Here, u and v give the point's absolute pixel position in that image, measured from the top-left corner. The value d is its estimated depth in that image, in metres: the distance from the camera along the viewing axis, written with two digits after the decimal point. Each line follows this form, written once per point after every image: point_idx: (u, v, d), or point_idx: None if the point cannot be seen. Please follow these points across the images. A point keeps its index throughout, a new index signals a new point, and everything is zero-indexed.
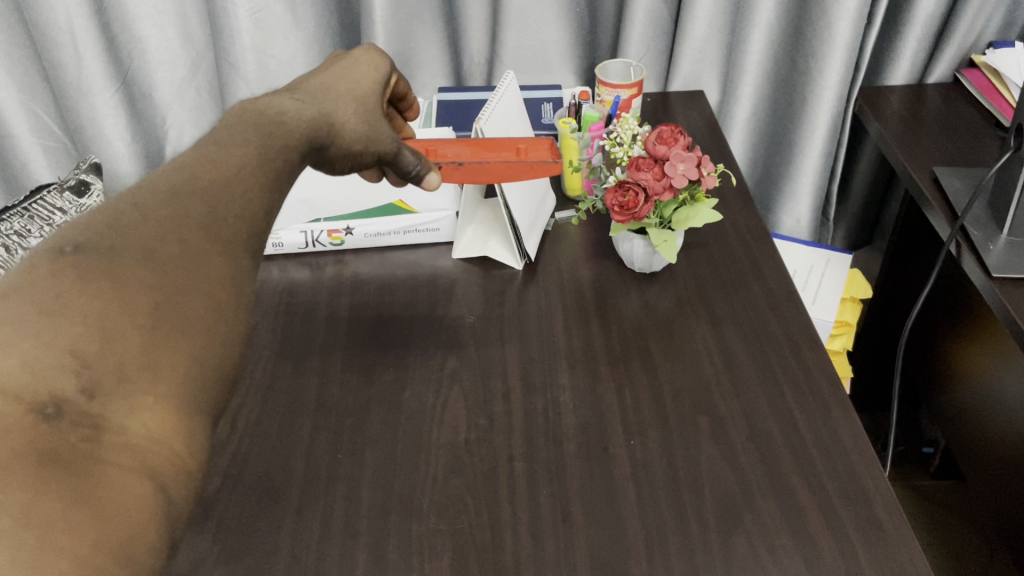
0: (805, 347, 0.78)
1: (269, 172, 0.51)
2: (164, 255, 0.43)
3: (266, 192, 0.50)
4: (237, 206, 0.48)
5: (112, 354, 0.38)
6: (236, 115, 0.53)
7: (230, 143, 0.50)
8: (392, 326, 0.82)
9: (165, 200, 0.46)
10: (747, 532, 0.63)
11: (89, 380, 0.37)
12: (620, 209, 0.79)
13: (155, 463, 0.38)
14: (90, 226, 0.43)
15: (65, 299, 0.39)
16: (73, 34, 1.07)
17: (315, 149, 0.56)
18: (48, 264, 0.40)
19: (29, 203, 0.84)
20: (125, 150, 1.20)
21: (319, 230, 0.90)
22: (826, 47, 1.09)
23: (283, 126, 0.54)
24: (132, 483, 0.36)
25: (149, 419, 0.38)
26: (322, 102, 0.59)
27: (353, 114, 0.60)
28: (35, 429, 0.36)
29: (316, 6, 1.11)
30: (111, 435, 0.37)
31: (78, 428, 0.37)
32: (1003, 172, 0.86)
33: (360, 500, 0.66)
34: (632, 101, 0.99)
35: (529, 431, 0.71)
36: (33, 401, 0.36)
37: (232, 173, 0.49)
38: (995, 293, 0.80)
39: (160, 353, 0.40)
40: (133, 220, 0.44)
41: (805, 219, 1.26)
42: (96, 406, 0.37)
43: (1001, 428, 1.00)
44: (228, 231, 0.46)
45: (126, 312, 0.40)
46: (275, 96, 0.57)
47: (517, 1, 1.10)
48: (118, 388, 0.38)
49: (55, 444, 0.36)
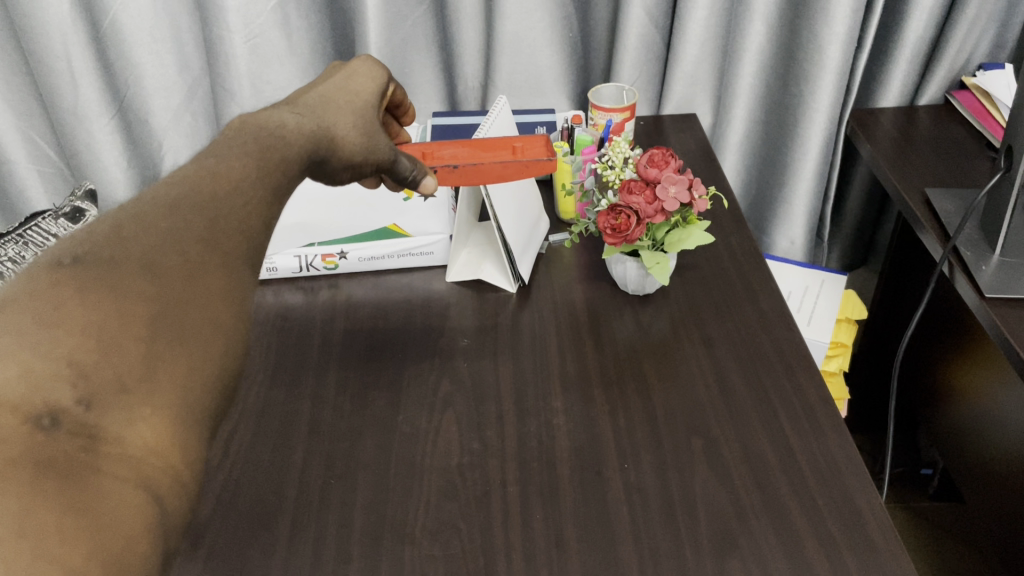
0: (797, 368, 0.78)
1: (271, 187, 0.51)
2: (163, 268, 0.43)
3: (266, 206, 0.50)
4: (236, 219, 0.47)
5: (109, 366, 0.38)
6: (235, 129, 0.53)
7: (229, 156, 0.50)
8: (385, 350, 0.82)
9: (166, 211, 0.45)
10: (742, 557, 0.62)
11: (86, 391, 0.37)
12: (613, 231, 0.80)
13: (150, 474, 0.38)
14: (92, 237, 0.42)
15: (63, 311, 0.38)
16: (69, 61, 1.08)
17: (313, 160, 0.57)
18: (48, 275, 0.39)
19: (24, 229, 0.84)
20: (120, 175, 1.20)
21: (312, 255, 0.90)
22: (817, 69, 1.10)
23: (279, 139, 0.54)
24: (128, 494, 0.37)
25: (147, 431, 0.38)
26: (321, 115, 0.59)
27: (352, 126, 0.60)
28: (30, 439, 0.35)
29: (312, 31, 1.12)
30: (110, 445, 0.37)
31: (75, 439, 0.36)
32: (994, 192, 0.86)
33: (352, 525, 0.66)
34: (625, 125, 1.00)
35: (523, 455, 0.71)
36: (29, 412, 0.36)
37: (231, 185, 0.49)
38: (988, 313, 0.80)
39: (158, 365, 0.40)
40: (134, 233, 0.43)
41: (799, 240, 1.26)
42: (93, 417, 0.37)
43: (997, 451, 1.00)
44: (229, 244, 0.46)
45: (125, 325, 0.40)
46: (271, 110, 0.56)
47: (511, 26, 1.10)
48: (115, 400, 0.38)
49: (52, 453, 0.36)
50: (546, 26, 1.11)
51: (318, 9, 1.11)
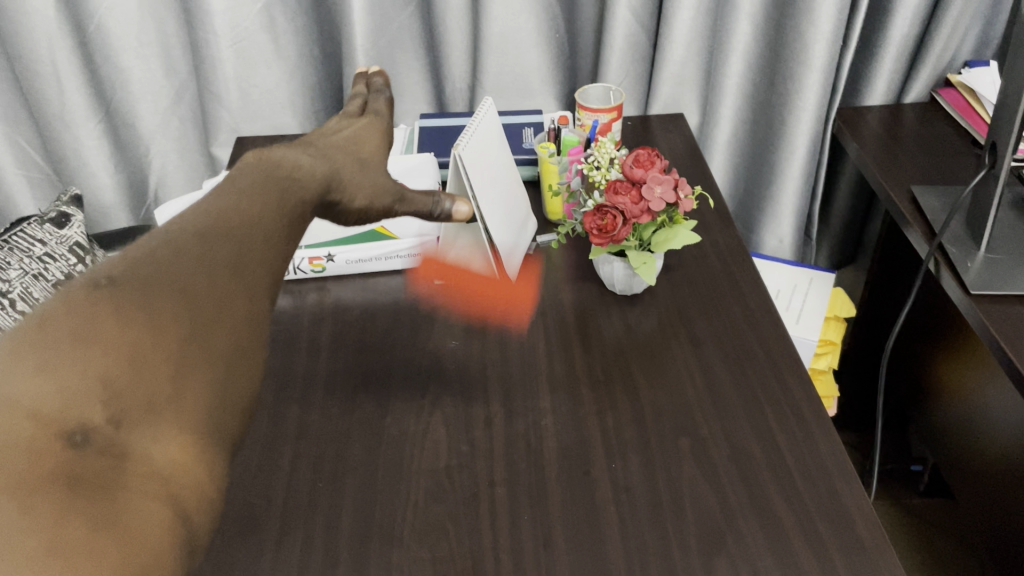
0: (784, 366, 0.79)
1: (285, 223, 0.54)
2: (191, 295, 0.45)
3: (282, 242, 0.52)
4: (258, 253, 0.50)
5: (140, 385, 0.41)
6: (255, 164, 0.56)
7: (252, 193, 0.53)
8: (374, 352, 0.82)
9: (195, 238, 0.48)
10: (729, 555, 0.62)
11: (116, 409, 0.39)
12: (599, 231, 0.80)
13: (177, 489, 0.40)
14: (127, 260, 0.45)
15: (99, 329, 0.41)
16: (55, 67, 1.09)
17: (324, 204, 0.59)
18: (86, 294, 0.42)
19: (9, 234, 0.84)
20: (108, 180, 1.21)
21: (300, 258, 0.90)
22: (803, 68, 1.10)
23: (296, 180, 0.57)
24: (156, 509, 0.39)
25: (175, 449, 0.41)
26: (332, 159, 0.61)
27: (358, 170, 0.62)
28: (63, 454, 0.37)
29: (298, 35, 1.11)
30: (139, 461, 0.39)
31: (103, 456, 0.38)
32: (979, 190, 0.86)
33: (341, 528, 0.66)
34: (611, 125, 1.00)
35: (511, 455, 0.71)
36: (64, 428, 0.38)
37: (254, 220, 0.52)
38: (975, 309, 0.80)
39: (185, 385, 0.43)
40: (167, 258, 0.46)
41: (787, 238, 1.26)
42: (122, 434, 0.39)
43: (986, 446, 1.00)
44: (250, 275, 0.49)
45: (156, 345, 0.42)
46: (289, 151, 0.60)
47: (497, 28, 1.10)
48: (143, 418, 0.40)
49: (84, 469, 0.37)
50: (533, 27, 1.11)
51: (305, 11, 1.11)
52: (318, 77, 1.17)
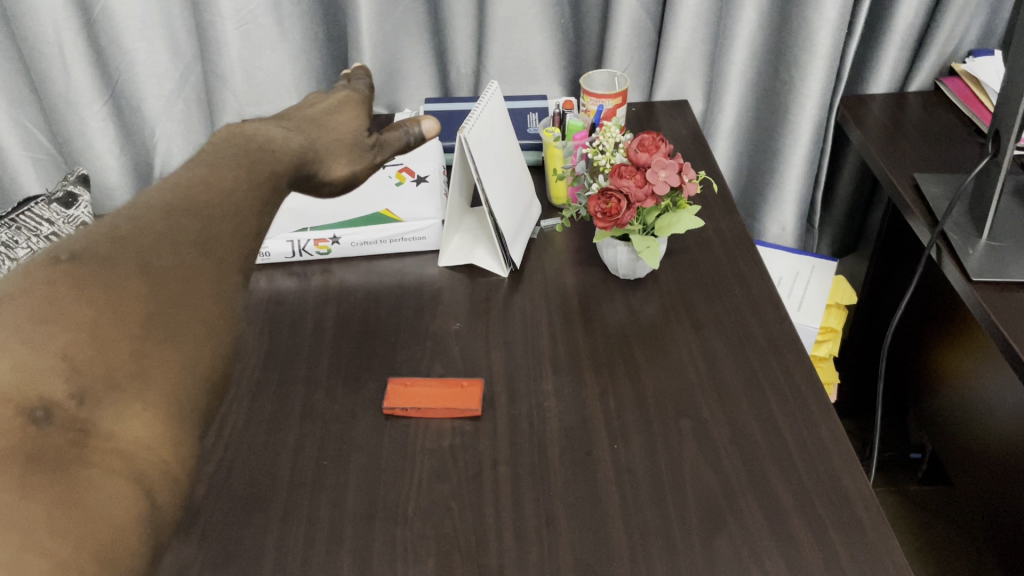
0: (786, 350, 0.79)
1: (262, 198, 0.51)
2: (158, 268, 0.43)
3: (256, 215, 0.49)
4: (229, 226, 0.47)
5: (103, 361, 0.38)
6: (224, 139, 0.54)
7: (221, 165, 0.51)
8: (378, 333, 0.83)
9: (161, 214, 0.46)
10: (729, 535, 0.63)
11: (79, 385, 0.37)
12: (604, 215, 0.80)
13: (142, 468, 0.38)
14: (89, 238, 0.43)
15: (58, 305, 0.38)
16: (61, 48, 1.09)
17: (301, 179, 0.56)
18: (44, 272, 0.40)
19: (16, 214, 0.85)
20: (113, 162, 1.21)
21: (306, 239, 0.90)
22: (807, 55, 1.10)
23: (270, 152, 0.54)
24: (120, 487, 0.36)
25: (137, 427, 0.38)
26: (306, 130, 0.58)
27: (335, 141, 0.60)
28: (23, 433, 0.35)
29: (303, 18, 1.11)
30: (101, 441, 0.37)
31: (67, 433, 0.36)
32: (982, 177, 0.87)
33: (346, 506, 0.67)
34: (616, 111, 1.00)
35: (514, 436, 0.72)
36: (22, 404, 0.35)
37: (226, 193, 0.49)
38: (975, 296, 0.81)
39: (149, 363, 0.40)
40: (130, 232, 0.44)
41: (790, 227, 1.26)
42: (85, 411, 0.37)
43: (986, 435, 1.00)
44: (220, 250, 0.46)
45: (118, 322, 0.40)
46: (262, 123, 0.56)
47: (503, 12, 1.10)
48: (107, 394, 0.38)
49: (44, 448, 0.35)
50: (538, 12, 1.12)
51: None
52: (323, 59, 1.17)
